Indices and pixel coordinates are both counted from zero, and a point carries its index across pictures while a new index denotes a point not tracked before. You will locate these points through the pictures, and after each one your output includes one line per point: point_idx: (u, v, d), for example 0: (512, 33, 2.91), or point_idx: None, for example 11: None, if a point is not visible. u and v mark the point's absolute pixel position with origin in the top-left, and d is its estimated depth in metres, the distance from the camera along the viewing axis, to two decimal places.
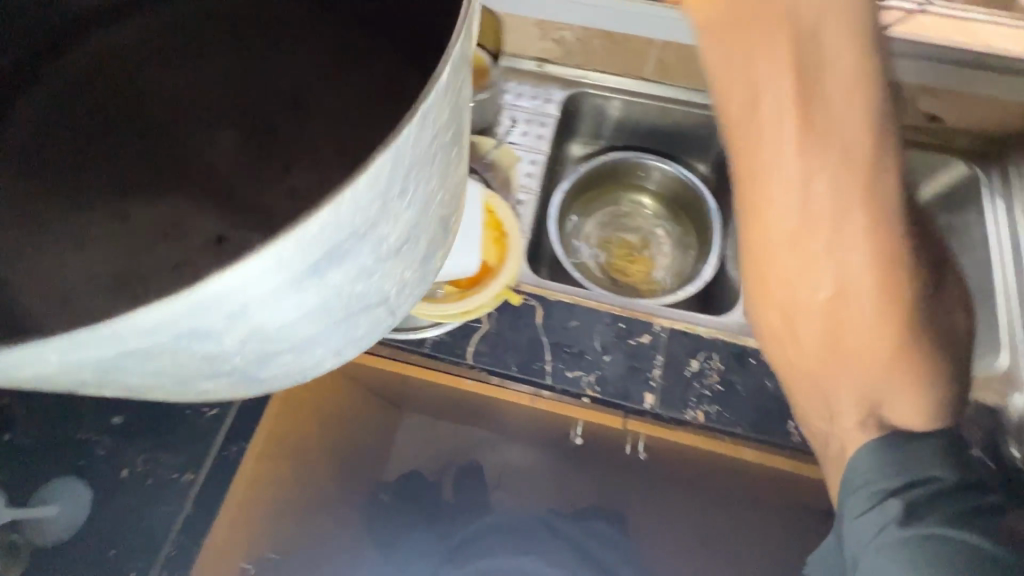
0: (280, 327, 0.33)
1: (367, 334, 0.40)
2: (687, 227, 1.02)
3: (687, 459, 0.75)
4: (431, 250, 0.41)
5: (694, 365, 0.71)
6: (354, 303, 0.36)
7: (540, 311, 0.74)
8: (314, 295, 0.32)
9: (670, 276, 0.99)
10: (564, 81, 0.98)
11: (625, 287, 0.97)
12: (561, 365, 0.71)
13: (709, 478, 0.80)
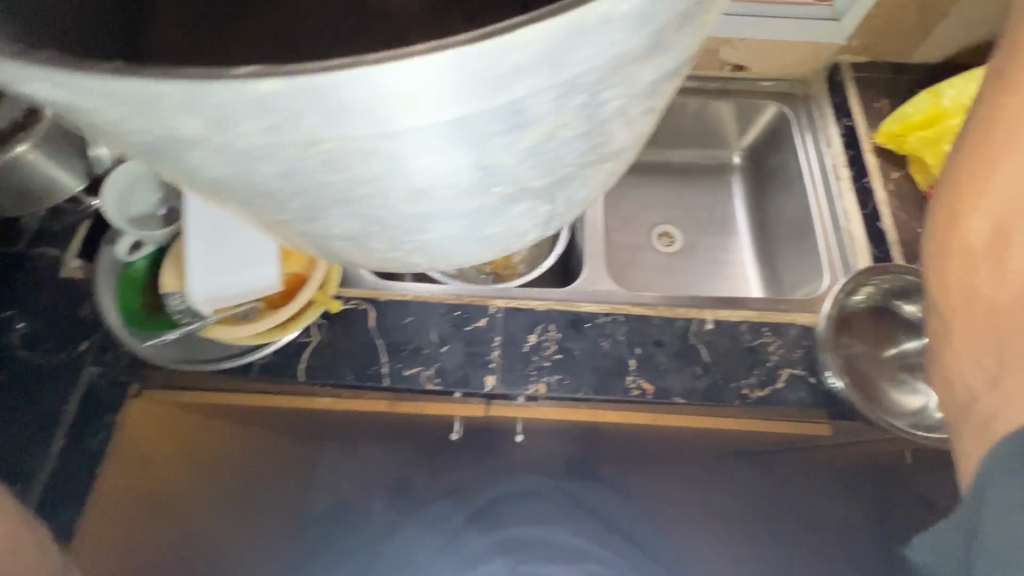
0: (537, 149, 0.29)
1: (584, 191, 0.38)
2: None
3: (570, 430, 0.71)
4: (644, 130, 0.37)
5: (532, 339, 0.71)
6: (596, 139, 0.31)
7: (372, 314, 0.72)
8: (618, 115, 0.30)
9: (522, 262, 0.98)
10: None
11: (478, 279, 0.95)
12: (398, 364, 0.69)
13: (684, 436, 0.70)
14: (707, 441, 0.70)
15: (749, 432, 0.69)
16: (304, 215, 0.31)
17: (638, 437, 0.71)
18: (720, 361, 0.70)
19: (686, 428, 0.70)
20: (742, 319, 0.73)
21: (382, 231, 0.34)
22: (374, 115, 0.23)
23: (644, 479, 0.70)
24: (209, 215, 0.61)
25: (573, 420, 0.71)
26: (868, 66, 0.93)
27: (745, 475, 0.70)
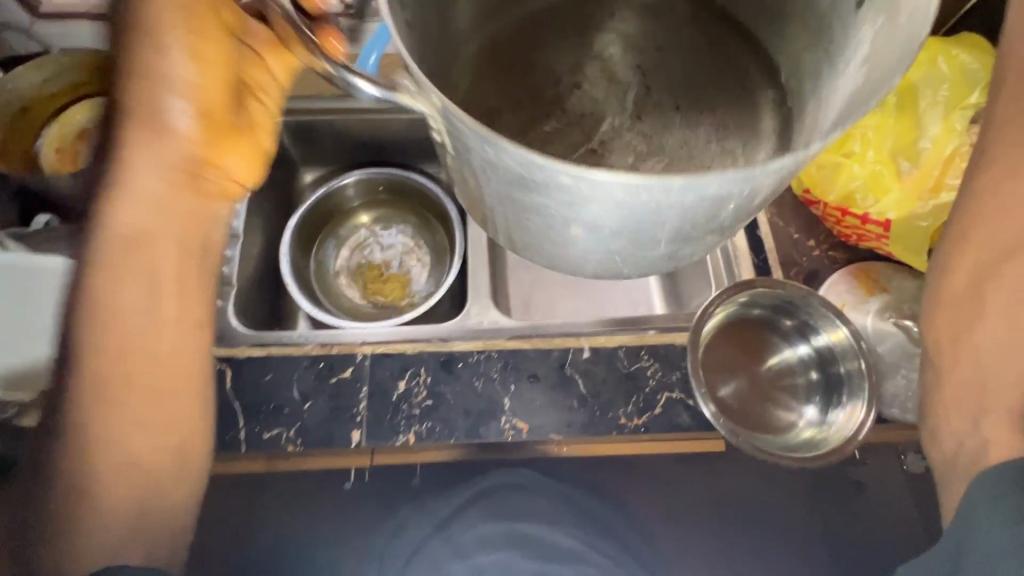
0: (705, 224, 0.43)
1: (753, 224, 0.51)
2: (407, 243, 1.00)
3: (467, 472, 0.65)
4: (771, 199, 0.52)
5: (401, 387, 0.68)
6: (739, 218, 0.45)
7: (228, 375, 0.67)
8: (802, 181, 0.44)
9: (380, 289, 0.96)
10: None
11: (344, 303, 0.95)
12: (257, 427, 0.65)
13: (592, 461, 0.66)
14: (613, 464, 0.66)
15: (643, 457, 0.67)
16: (610, 240, 0.44)
17: (544, 475, 0.66)
18: (597, 389, 0.68)
19: (584, 458, 0.66)
20: (619, 343, 0.71)
21: (648, 251, 0.46)
22: (706, 188, 0.36)
23: (619, 479, 0.66)
24: None
25: (461, 463, 0.66)
26: None
27: (677, 480, 0.66)
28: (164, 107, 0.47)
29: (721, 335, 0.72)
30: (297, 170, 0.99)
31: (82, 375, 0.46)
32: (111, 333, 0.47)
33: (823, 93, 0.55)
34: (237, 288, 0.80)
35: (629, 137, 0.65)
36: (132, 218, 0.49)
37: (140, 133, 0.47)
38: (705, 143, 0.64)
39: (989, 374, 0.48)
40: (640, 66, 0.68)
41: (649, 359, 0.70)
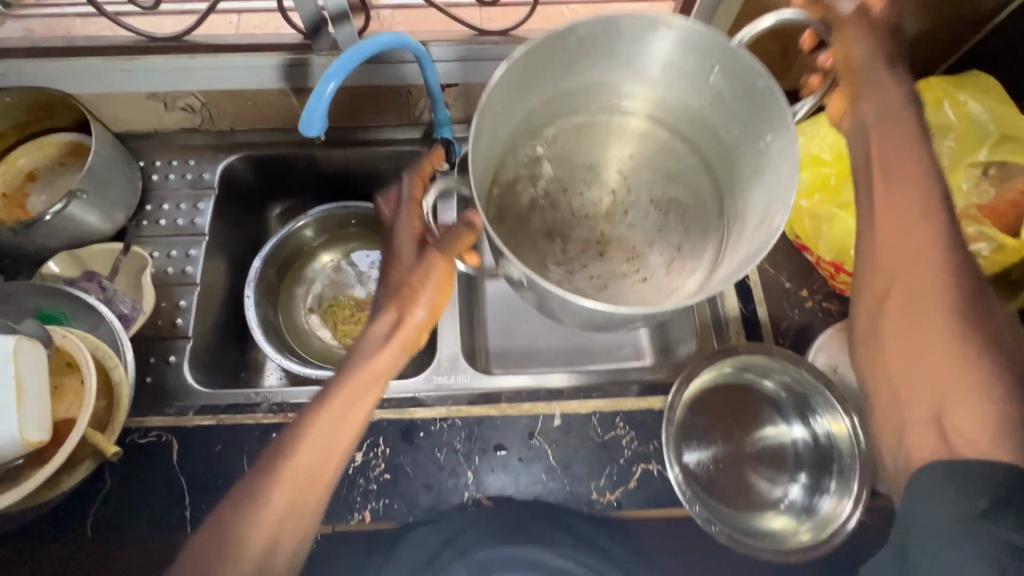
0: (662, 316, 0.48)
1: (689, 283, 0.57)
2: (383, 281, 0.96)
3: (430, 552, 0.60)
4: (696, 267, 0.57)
5: (358, 459, 0.63)
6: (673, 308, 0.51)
7: (175, 446, 0.63)
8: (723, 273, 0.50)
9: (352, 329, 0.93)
10: (222, 147, 0.87)
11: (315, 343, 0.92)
12: (203, 505, 0.61)
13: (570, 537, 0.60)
14: (592, 543, 0.60)
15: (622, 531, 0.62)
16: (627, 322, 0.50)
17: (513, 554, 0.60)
18: (568, 460, 0.64)
19: (559, 537, 0.61)
20: (593, 409, 0.66)
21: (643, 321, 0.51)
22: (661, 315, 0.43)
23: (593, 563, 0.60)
24: None
25: (424, 543, 0.60)
26: None
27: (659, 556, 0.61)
28: (413, 280, 0.55)
29: (709, 394, 0.67)
30: (264, 205, 0.94)
31: (290, 457, 0.48)
32: (329, 426, 0.49)
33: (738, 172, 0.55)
34: (194, 341, 0.76)
35: (631, 248, 0.60)
36: (377, 360, 0.52)
37: (400, 298, 0.55)
38: (662, 243, 0.60)
39: (906, 380, 0.42)
40: (624, 173, 0.62)
41: (624, 421, 0.66)
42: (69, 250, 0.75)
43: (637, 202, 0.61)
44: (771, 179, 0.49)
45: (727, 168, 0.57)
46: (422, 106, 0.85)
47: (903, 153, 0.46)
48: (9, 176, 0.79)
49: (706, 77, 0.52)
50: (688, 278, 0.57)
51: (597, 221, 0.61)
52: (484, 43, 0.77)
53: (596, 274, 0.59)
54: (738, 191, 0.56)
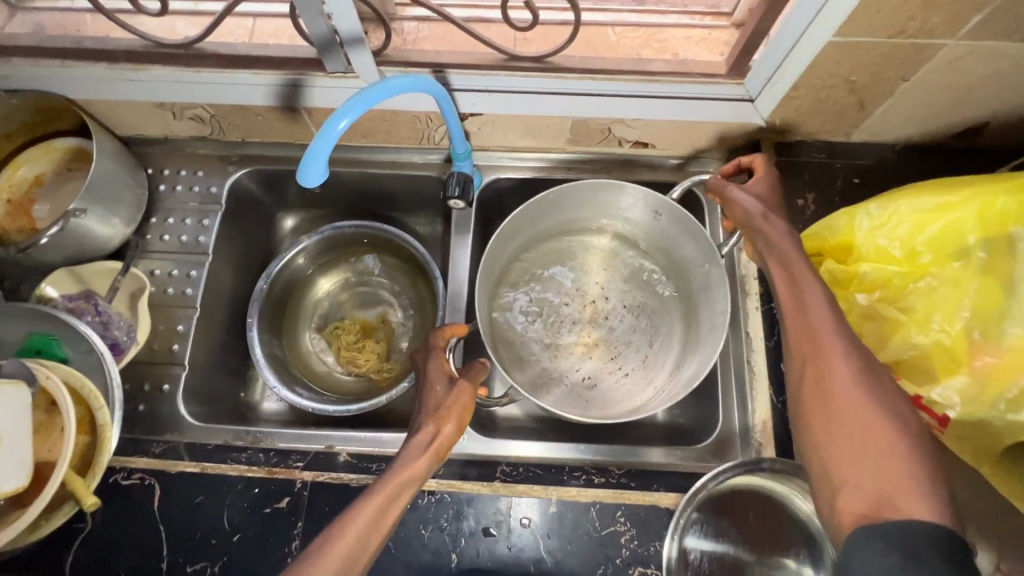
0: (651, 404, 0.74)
1: (665, 366, 0.85)
2: (394, 306, 0.92)
3: None
4: (668, 356, 0.85)
5: None
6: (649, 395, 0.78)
7: (157, 491, 0.62)
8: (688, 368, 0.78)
9: (358, 355, 0.89)
10: (231, 158, 0.83)
11: (318, 366, 0.89)
12: (180, 559, 0.59)
13: None
14: None
15: None
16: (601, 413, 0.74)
17: None
18: (559, 553, 0.59)
19: None
20: (593, 499, 0.61)
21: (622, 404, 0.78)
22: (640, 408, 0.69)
23: None
24: None
25: None
26: (794, 148, 0.75)
27: None
28: (450, 401, 0.56)
29: (725, 501, 0.61)
30: (275, 216, 0.91)
31: (325, 553, 0.45)
32: (369, 521, 0.47)
33: (692, 299, 0.84)
34: (190, 369, 0.73)
35: (615, 341, 0.88)
36: (417, 467, 0.51)
37: (438, 417, 0.54)
38: (640, 339, 0.88)
39: (835, 454, 0.46)
40: (604, 286, 0.91)
41: (625, 516, 0.61)
42: (67, 267, 0.73)
43: (614, 310, 0.90)
44: (715, 299, 0.78)
45: (681, 278, 0.87)
46: (442, 133, 0.78)
47: (788, 258, 0.58)
48: (15, 183, 0.76)
49: (659, 223, 0.82)
50: (659, 365, 0.85)
51: (583, 325, 0.89)
52: (514, 73, 0.69)
53: (590, 365, 0.87)
54: (692, 306, 0.84)
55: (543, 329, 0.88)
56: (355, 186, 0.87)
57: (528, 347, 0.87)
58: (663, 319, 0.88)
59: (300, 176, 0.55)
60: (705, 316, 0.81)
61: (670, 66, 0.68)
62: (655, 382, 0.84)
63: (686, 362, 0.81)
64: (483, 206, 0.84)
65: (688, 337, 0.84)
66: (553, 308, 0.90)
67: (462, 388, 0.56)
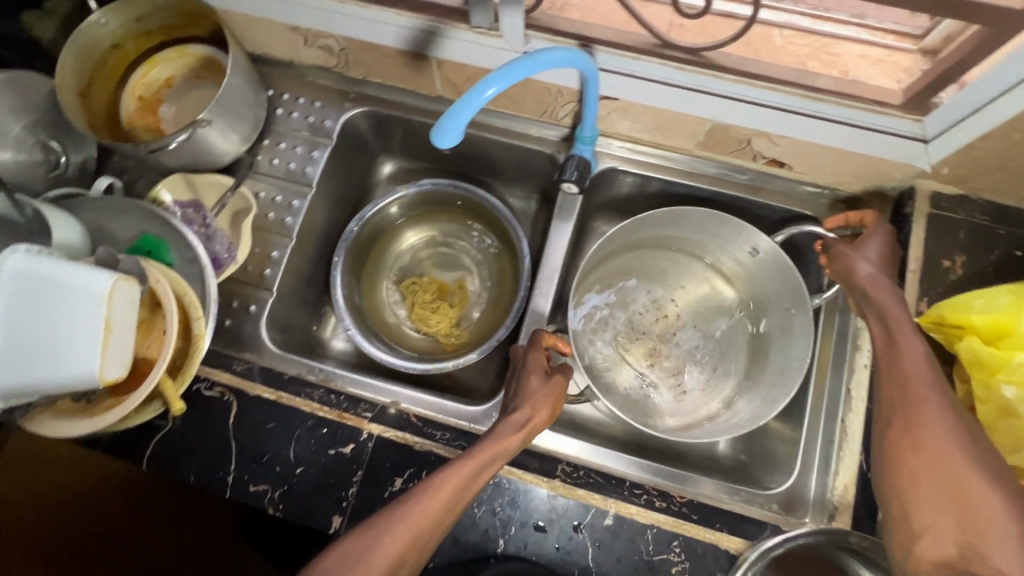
0: (714, 434, 0.71)
1: (727, 398, 0.81)
2: (476, 275, 0.91)
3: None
4: (732, 388, 0.82)
5: (397, 485, 0.61)
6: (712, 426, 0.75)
7: (234, 408, 0.64)
8: (754, 407, 0.74)
9: (429, 316, 0.89)
10: (349, 95, 0.82)
11: (388, 317, 0.90)
12: (245, 477, 0.62)
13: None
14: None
15: None
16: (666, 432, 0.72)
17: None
18: (607, 566, 0.58)
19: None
20: (652, 522, 0.60)
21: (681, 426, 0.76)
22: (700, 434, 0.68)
23: None
24: (25, 288, 0.52)
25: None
26: (954, 203, 0.67)
27: None
28: (546, 391, 0.62)
29: (788, 560, 0.60)
30: (377, 160, 0.91)
31: (435, 492, 0.52)
32: (469, 475, 0.54)
33: (772, 338, 0.79)
34: (276, 296, 0.75)
35: (675, 359, 0.84)
36: (512, 441, 0.57)
37: (534, 403, 0.60)
38: (706, 364, 0.84)
39: (917, 502, 0.44)
40: (683, 302, 0.87)
41: (682, 549, 0.59)
42: (182, 175, 0.75)
43: (688, 328, 0.86)
44: (793, 345, 0.73)
45: (758, 313, 0.82)
46: (567, 110, 0.73)
47: (893, 311, 0.56)
48: (148, 82, 0.77)
49: (756, 254, 0.77)
50: (719, 395, 0.82)
51: (654, 336, 0.86)
52: (666, 61, 0.63)
53: (648, 378, 0.84)
54: (766, 345, 0.80)
55: (615, 331, 0.86)
56: (464, 147, 0.85)
57: (596, 349, 0.84)
58: (736, 350, 0.84)
59: (435, 135, 0.53)
60: (777, 359, 0.76)
61: (842, 85, 0.61)
62: (713, 412, 0.81)
63: (751, 400, 0.77)
64: (589, 193, 0.80)
65: (756, 374, 0.80)
66: (629, 314, 0.86)
67: (557, 384, 0.63)
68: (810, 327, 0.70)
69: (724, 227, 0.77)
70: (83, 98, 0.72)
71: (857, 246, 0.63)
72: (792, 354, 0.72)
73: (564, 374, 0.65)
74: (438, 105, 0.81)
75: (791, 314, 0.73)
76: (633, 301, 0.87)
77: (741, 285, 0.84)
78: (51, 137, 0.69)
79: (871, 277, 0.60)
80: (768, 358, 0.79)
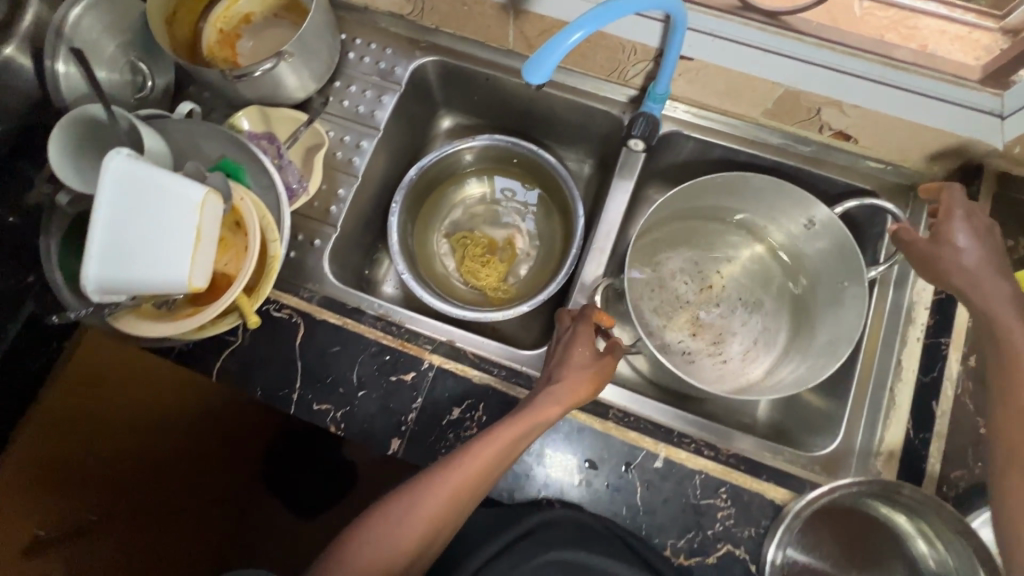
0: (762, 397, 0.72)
1: (768, 368, 0.82)
2: (525, 234, 0.93)
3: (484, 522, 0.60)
4: (773, 360, 0.83)
5: (454, 414, 0.64)
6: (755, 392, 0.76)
7: (300, 330, 0.67)
8: (797, 375, 0.76)
9: (478, 269, 0.91)
10: (420, 44, 0.83)
11: (437, 267, 0.91)
12: (309, 395, 0.64)
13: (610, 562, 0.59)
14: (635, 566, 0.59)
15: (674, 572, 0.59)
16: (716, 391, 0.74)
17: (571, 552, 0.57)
18: (653, 507, 0.60)
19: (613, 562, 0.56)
20: (701, 468, 0.61)
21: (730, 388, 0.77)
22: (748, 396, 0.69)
23: None
24: (120, 199, 0.52)
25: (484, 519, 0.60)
26: (1019, 184, 0.68)
27: None
28: (590, 368, 0.61)
29: (834, 510, 0.62)
30: (437, 113, 0.92)
31: (469, 460, 0.54)
32: (505, 446, 0.55)
33: (819, 311, 0.80)
34: (340, 232, 0.77)
35: (718, 328, 0.86)
36: (550, 414, 0.57)
37: (578, 377, 0.60)
38: (748, 335, 0.85)
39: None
40: (729, 274, 0.88)
41: (730, 494, 0.60)
42: (258, 105, 0.76)
43: (733, 300, 0.87)
44: (843, 316, 0.74)
45: (804, 288, 0.83)
46: (638, 69, 0.74)
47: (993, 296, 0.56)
48: (229, 15, 0.79)
49: (811, 226, 0.77)
50: (758, 365, 0.83)
51: (700, 304, 0.87)
52: (749, 23, 0.64)
53: (691, 344, 0.85)
54: (811, 318, 0.81)
55: (666, 294, 0.87)
56: (528, 108, 0.87)
57: (647, 310, 0.85)
58: (778, 323, 0.85)
59: (526, 70, 0.54)
60: (825, 332, 0.77)
61: (923, 58, 0.62)
62: (754, 381, 0.82)
63: (793, 370, 0.78)
64: (650, 156, 0.81)
65: (799, 347, 0.81)
66: (677, 279, 0.88)
67: (606, 362, 0.62)
68: (863, 299, 0.71)
69: (783, 198, 0.77)
70: (169, 24, 0.74)
71: (940, 240, 0.60)
72: (841, 326, 0.74)
73: (611, 352, 0.64)
74: (508, 60, 0.82)
75: (844, 287, 0.74)
76: (681, 268, 0.88)
77: (790, 261, 0.84)
78: (140, 59, 0.71)
79: (960, 270, 0.58)
80: (812, 331, 0.80)
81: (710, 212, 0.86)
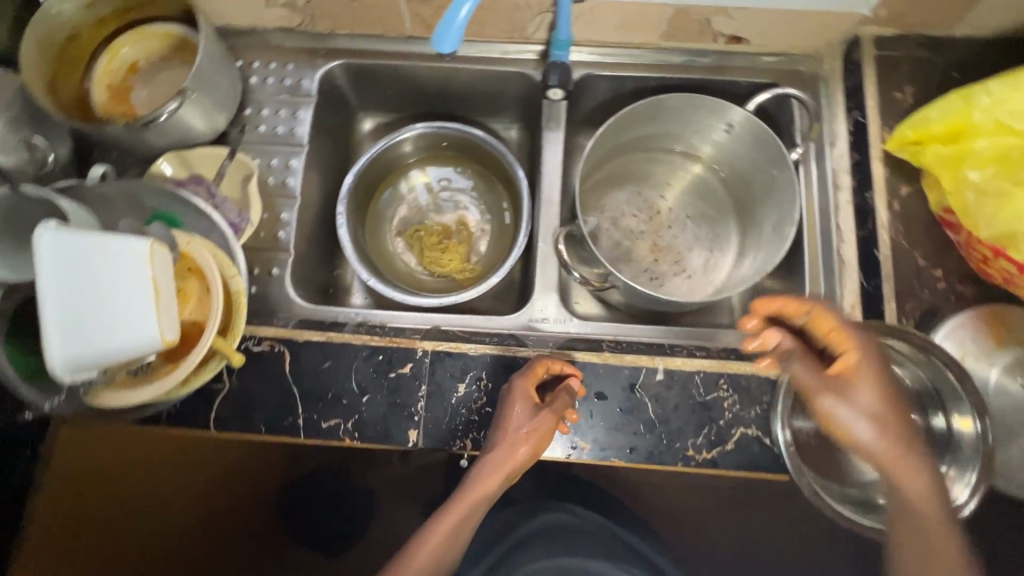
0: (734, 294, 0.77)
1: (729, 269, 0.88)
2: (475, 212, 0.94)
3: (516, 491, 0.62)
4: (731, 261, 0.89)
5: (461, 390, 0.65)
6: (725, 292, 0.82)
7: (287, 357, 0.66)
8: (756, 265, 0.82)
9: (440, 256, 0.91)
10: (320, 52, 0.82)
11: (399, 266, 0.91)
12: (315, 415, 0.64)
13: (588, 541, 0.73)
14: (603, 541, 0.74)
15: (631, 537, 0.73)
16: None
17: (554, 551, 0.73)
18: (667, 416, 0.64)
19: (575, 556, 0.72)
20: (698, 368, 0.65)
21: None
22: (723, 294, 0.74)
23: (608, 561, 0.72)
24: (65, 275, 0.50)
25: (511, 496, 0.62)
26: (893, 43, 0.76)
27: None
28: (529, 426, 0.60)
29: None
30: (356, 117, 0.92)
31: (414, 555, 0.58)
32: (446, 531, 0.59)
33: (759, 204, 0.86)
34: (295, 255, 0.76)
35: (676, 247, 0.90)
36: (486, 487, 0.60)
37: (512, 439, 0.60)
38: (704, 245, 0.90)
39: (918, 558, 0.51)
40: (670, 196, 0.93)
41: (731, 382, 0.65)
42: (175, 150, 0.75)
43: (681, 219, 0.92)
44: (781, 200, 0.80)
45: (740, 188, 0.89)
46: (538, 23, 0.77)
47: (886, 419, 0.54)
48: (113, 68, 0.76)
49: (731, 129, 0.82)
50: (720, 269, 0.89)
51: (654, 230, 0.91)
52: None
53: (657, 269, 0.89)
54: (754, 213, 0.87)
55: (622, 229, 0.91)
56: (441, 89, 0.88)
57: (609, 248, 0.89)
58: (726, 227, 0.91)
59: (435, 41, 0.56)
60: (770, 220, 0.82)
61: None
62: (720, 284, 0.87)
63: (751, 263, 0.84)
64: (570, 103, 0.85)
65: (750, 241, 0.87)
66: (626, 213, 0.92)
67: (545, 416, 0.61)
68: (793, 179, 0.77)
69: (700, 109, 0.82)
70: (53, 92, 0.70)
71: (845, 387, 0.55)
72: (781, 210, 0.80)
73: (556, 407, 0.62)
74: (411, 47, 0.83)
75: (774, 175, 0.80)
76: (627, 202, 0.92)
77: (721, 167, 0.90)
78: (35, 132, 0.68)
79: (853, 403, 0.54)
80: (758, 224, 0.86)
81: (640, 142, 0.90)
